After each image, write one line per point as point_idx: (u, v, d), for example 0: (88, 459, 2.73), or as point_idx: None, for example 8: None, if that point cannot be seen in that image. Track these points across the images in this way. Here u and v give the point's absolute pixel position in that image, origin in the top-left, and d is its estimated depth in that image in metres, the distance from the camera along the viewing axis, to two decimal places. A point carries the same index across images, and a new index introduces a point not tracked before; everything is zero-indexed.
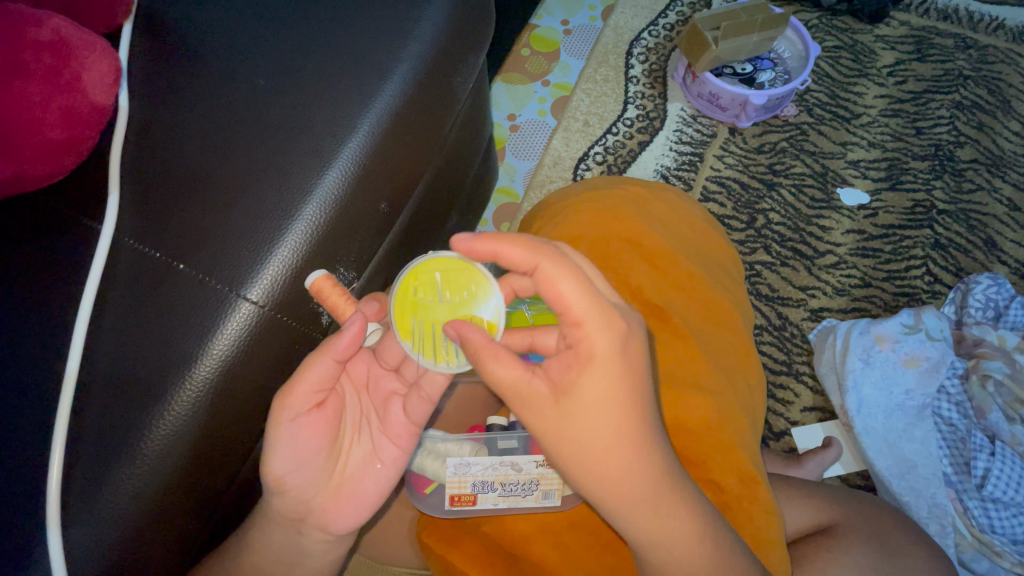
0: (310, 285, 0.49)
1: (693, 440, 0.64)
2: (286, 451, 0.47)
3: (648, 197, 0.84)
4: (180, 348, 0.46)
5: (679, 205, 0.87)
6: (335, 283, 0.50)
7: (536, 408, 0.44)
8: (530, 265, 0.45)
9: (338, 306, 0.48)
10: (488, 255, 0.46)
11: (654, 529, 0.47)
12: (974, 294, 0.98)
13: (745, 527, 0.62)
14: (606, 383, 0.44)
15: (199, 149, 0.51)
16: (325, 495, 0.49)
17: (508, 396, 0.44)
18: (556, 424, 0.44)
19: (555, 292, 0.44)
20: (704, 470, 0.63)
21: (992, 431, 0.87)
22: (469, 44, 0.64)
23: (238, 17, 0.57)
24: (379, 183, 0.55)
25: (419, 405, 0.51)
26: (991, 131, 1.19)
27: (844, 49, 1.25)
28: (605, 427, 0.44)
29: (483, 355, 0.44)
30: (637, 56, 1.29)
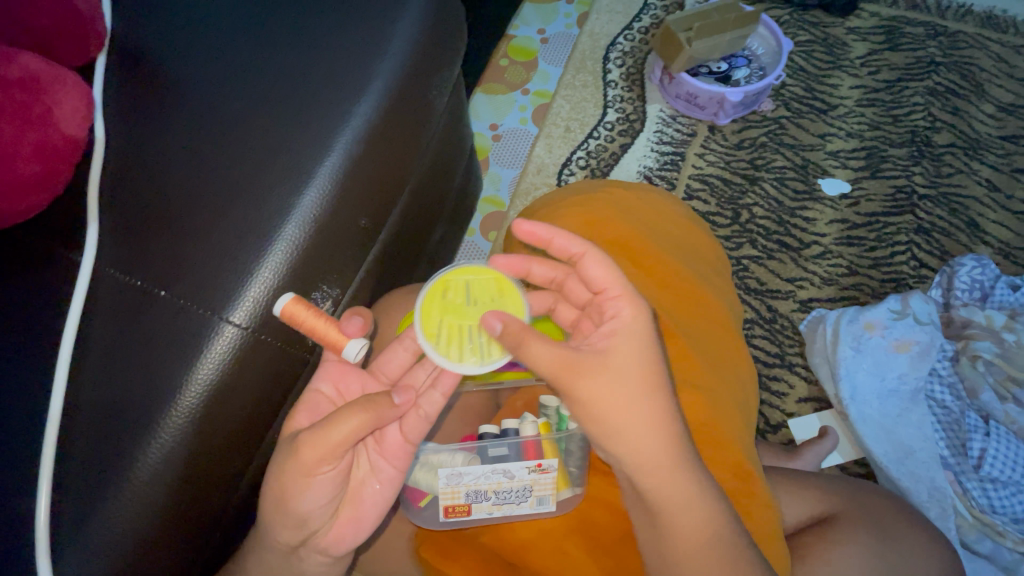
0: (281, 311, 0.48)
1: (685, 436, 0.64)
2: (318, 491, 0.47)
3: (633, 198, 0.85)
4: (164, 374, 0.46)
5: (664, 204, 0.88)
6: (306, 305, 0.49)
7: (582, 375, 0.47)
8: (576, 253, 0.54)
9: (318, 329, 0.48)
10: (543, 243, 0.55)
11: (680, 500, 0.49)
12: (960, 276, 0.99)
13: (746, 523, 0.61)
14: (641, 347, 0.50)
15: (176, 175, 0.51)
16: (328, 517, 0.50)
17: (558, 366, 0.47)
18: (602, 384, 0.48)
19: (590, 276, 0.53)
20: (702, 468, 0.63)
21: (986, 411, 0.88)
22: (443, 59, 0.65)
23: (212, 42, 0.57)
24: (360, 199, 0.56)
25: (416, 421, 0.51)
26: (966, 115, 1.20)
27: (816, 42, 1.27)
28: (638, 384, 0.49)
29: (524, 335, 0.48)
30: (614, 60, 1.30)
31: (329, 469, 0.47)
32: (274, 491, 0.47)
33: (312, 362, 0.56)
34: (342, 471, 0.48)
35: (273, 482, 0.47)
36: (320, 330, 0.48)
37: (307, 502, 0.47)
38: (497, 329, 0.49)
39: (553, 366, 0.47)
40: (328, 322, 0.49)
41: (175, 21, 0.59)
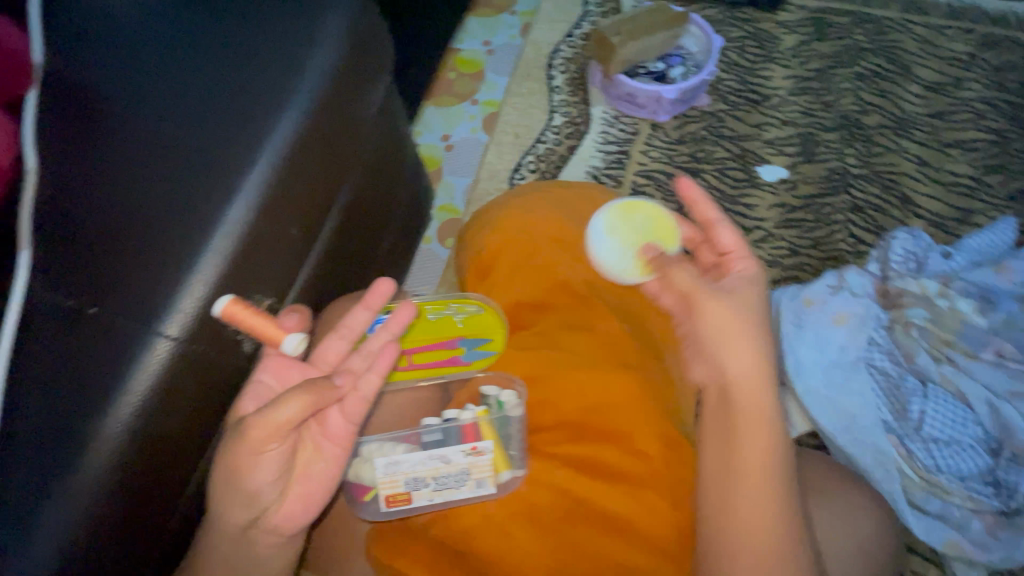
0: (220, 311, 0.52)
1: (635, 412, 0.63)
2: (262, 473, 0.48)
3: (572, 197, 0.89)
4: (98, 388, 0.47)
5: (603, 198, 0.91)
6: (244, 305, 0.53)
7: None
8: (728, 245, 0.61)
9: (257, 326, 0.52)
10: (709, 219, 0.61)
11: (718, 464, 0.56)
12: (894, 249, 1.02)
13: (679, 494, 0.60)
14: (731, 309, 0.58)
15: (106, 198, 0.53)
16: (278, 494, 0.51)
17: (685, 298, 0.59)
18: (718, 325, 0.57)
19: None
20: (651, 435, 0.62)
21: (924, 375, 0.92)
22: (368, 73, 0.68)
23: (138, 70, 0.60)
24: (289, 211, 0.59)
25: (354, 404, 0.53)
26: (893, 96, 1.26)
27: (749, 38, 1.33)
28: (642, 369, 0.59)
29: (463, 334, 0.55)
30: (558, 67, 1.35)
31: (278, 447, 0.49)
32: (222, 473, 0.48)
33: (246, 369, 0.59)
34: (287, 453, 0.50)
35: (220, 466, 0.48)
36: (260, 327, 0.53)
37: (257, 479, 0.48)
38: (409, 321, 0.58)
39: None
40: (267, 320, 0.54)
41: (102, 52, 0.61)
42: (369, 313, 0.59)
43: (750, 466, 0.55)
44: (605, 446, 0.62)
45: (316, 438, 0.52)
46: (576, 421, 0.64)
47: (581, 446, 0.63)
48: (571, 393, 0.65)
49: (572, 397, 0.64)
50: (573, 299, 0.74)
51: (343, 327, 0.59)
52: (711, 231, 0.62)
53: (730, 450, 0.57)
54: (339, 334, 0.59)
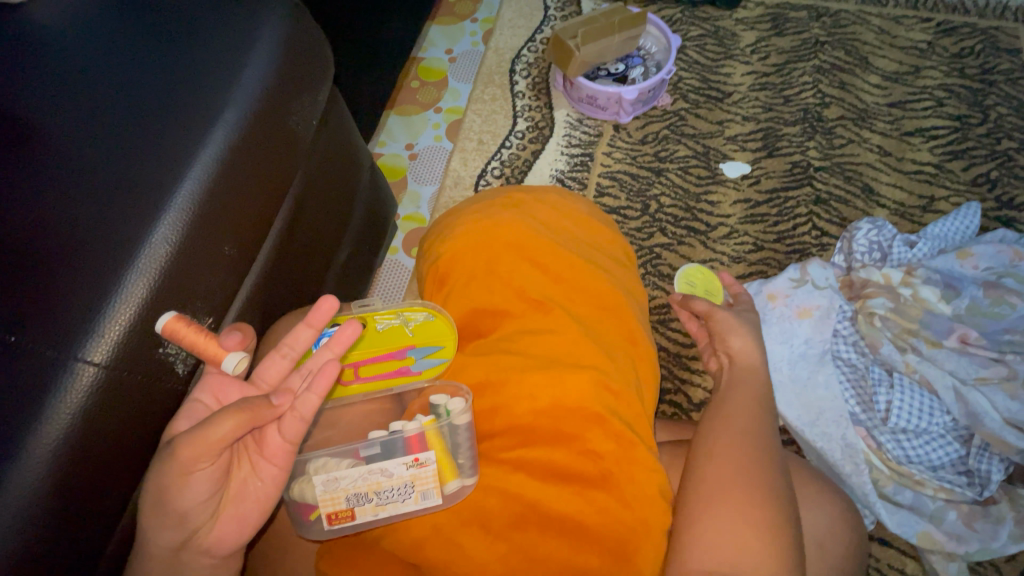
0: (161, 327, 0.51)
1: (584, 411, 0.62)
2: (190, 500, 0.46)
3: (532, 203, 0.89)
4: (17, 420, 0.46)
5: (562, 203, 0.93)
6: (189, 321, 0.52)
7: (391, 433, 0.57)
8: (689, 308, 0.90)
9: (197, 341, 0.51)
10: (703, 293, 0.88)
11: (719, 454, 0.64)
12: (857, 240, 1.03)
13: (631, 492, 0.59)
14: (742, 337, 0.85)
15: (26, 221, 0.51)
16: (209, 516, 0.48)
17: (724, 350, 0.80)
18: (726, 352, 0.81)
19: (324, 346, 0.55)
20: (598, 437, 0.61)
21: (889, 364, 0.92)
22: (307, 84, 0.67)
23: (64, 92, 0.58)
24: (223, 226, 0.57)
25: (292, 424, 0.51)
26: (853, 87, 1.27)
27: (708, 36, 1.33)
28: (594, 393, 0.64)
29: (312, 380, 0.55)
30: (520, 72, 1.35)
31: (207, 467, 0.47)
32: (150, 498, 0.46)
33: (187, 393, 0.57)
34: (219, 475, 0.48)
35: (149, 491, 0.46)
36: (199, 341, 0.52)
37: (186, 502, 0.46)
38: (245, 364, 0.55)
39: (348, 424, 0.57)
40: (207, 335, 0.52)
41: (25, 74, 0.59)
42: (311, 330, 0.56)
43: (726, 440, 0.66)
44: (557, 448, 0.61)
45: (253, 458, 0.50)
46: (527, 424, 0.62)
47: (531, 450, 0.61)
48: (523, 397, 0.63)
49: (523, 400, 0.63)
50: (526, 304, 0.72)
51: (283, 345, 0.56)
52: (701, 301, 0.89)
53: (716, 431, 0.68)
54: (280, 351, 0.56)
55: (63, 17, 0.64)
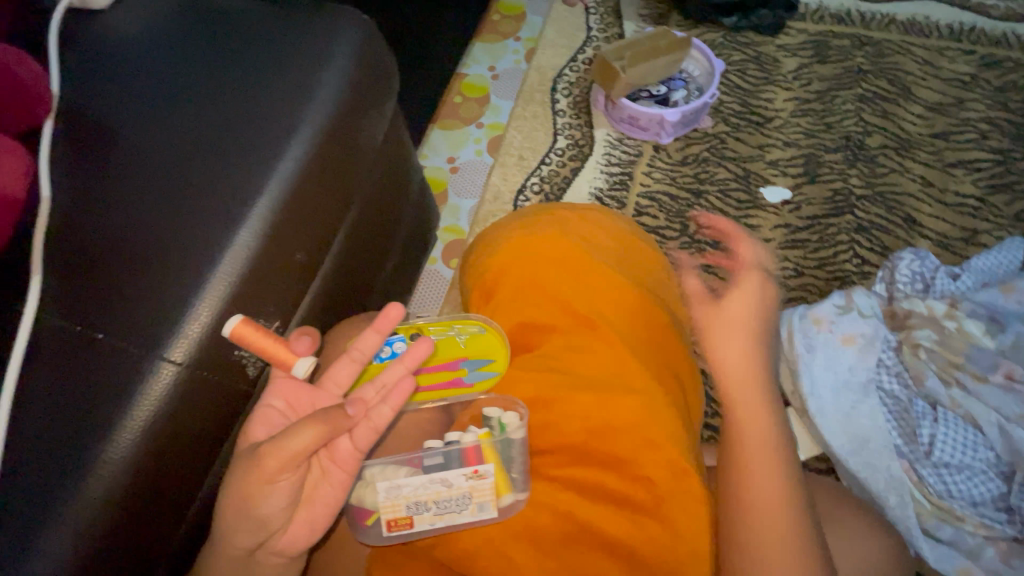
0: (229, 331, 0.51)
1: (636, 436, 0.64)
2: (267, 503, 0.49)
3: (575, 219, 0.89)
4: (103, 414, 0.48)
5: (604, 220, 0.92)
6: (254, 326, 0.52)
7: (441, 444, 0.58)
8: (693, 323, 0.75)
9: (266, 348, 0.51)
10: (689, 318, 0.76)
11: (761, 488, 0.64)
12: (900, 270, 1.02)
13: (681, 518, 0.60)
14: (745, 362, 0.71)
15: (119, 226, 0.55)
16: (285, 520, 0.51)
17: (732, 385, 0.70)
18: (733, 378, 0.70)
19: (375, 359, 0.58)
20: (647, 462, 0.62)
21: (935, 398, 0.90)
22: (374, 101, 0.70)
23: (154, 105, 0.62)
24: (294, 235, 0.59)
25: (366, 432, 0.52)
26: (895, 117, 1.27)
27: (750, 61, 1.34)
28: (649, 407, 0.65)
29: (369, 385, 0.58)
30: (561, 91, 1.37)
31: (287, 478, 0.49)
32: (230, 504, 0.49)
33: (252, 394, 0.59)
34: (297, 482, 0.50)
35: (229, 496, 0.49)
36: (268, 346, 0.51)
37: (261, 503, 0.48)
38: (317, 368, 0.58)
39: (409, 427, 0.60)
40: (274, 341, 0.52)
41: (117, 87, 0.63)
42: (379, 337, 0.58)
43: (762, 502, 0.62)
44: (609, 473, 0.63)
45: (323, 463, 0.52)
46: (580, 444, 0.64)
47: (585, 471, 0.63)
48: (575, 416, 0.65)
49: (575, 420, 0.65)
50: (574, 320, 0.73)
51: (352, 349, 0.59)
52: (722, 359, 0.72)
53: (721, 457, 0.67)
54: (348, 355, 0.58)
55: (149, 31, 0.68)
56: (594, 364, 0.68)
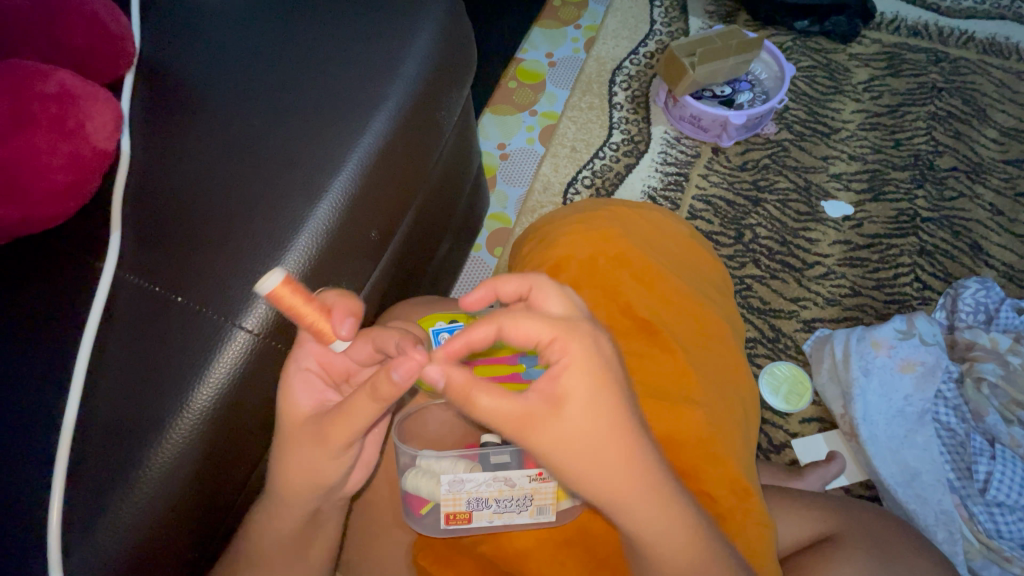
0: (264, 288, 0.41)
1: (686, 454, 0.62)
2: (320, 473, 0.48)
3: (626, 212, 0.80)
4: (180, 378, 0.48)
5: (648, 214, 0.82)
6: (294, 288, 0.42)
7: (540, 428, 0.43)
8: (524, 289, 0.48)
9: (302, 315, 0.43)
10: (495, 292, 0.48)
11: (647, 526, 0.47)
12: (963, 299, 0.99)
13: (741, 537, 0.60)
14: (591, 412, 0.44)
15: (199, 189, 0.54)
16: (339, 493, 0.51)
17: (510, 420, 0.42)
18: (555, 435, 0.43)
19: (521, 332, 0.45)
20: (696, 482, 0.61)
21: (992, 434, 0.88)
22: (453, 81, 0.67)
23: (235, 69, 0.60)
24: (369, 212, 0.58)
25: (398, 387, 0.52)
26: (968, 139, 1.21)
27: (819, 68, 1.30)
28: (605, 426, 0.44)
29: (472, 388, 0.42)
30: (620, 84, 1.31)
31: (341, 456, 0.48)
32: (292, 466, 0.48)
33: None
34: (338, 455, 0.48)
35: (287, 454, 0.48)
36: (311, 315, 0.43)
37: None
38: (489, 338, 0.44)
39: (506, 422, 0.43)
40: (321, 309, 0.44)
41: (197, 47, 0.62)
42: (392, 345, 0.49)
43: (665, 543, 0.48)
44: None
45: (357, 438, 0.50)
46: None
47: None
48: None
49: None
50: (633, 322, 0.69)
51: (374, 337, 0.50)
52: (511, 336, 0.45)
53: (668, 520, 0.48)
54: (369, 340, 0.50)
55: None
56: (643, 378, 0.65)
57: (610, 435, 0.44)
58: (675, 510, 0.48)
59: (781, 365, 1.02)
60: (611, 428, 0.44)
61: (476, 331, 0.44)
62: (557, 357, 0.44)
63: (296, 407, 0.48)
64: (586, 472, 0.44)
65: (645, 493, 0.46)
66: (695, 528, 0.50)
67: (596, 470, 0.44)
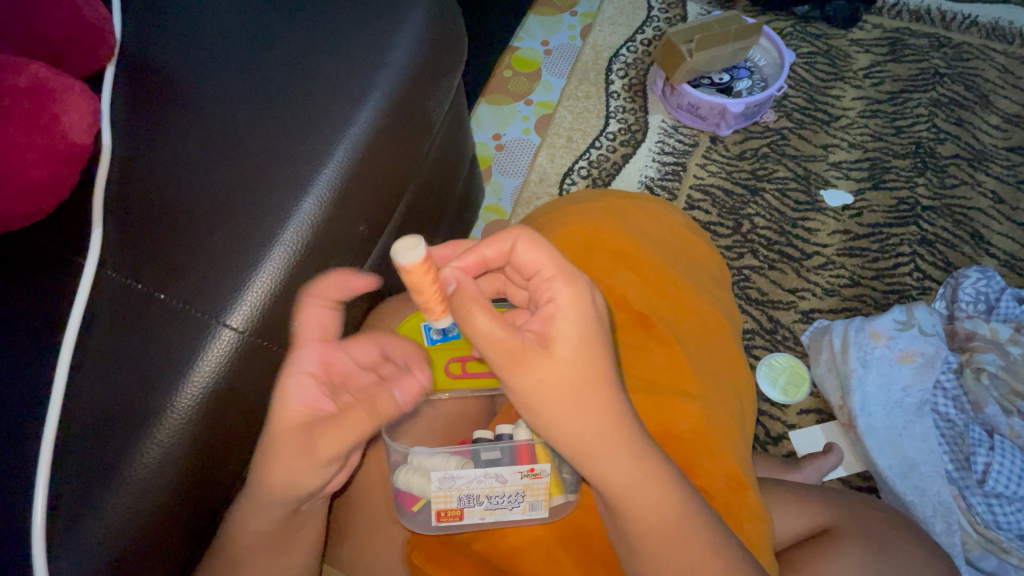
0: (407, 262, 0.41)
1: (681, 449, 0.61)
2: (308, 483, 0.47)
3: (623, 203, 0.79)
4: (163, 378, 0.47)
5: (645, 205, 0.81)
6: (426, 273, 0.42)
7: (523, 358, 0.44)
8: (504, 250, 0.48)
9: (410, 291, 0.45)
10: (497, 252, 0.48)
11: (617, 476, 0.48)
12: (964, 288, 0.98)
13: (739, 530, 0.59)
14: (577, 355, 0.45)
15: (182, 184, 0.53)
16: None
17: (497, 350, 0.44)
18: (540, 372, 0.45)
19: (528, 263, 0.48)
20: (692, 478, 0.60)
21: (991, 425, 0.87)
22: (443, 70, 0.66)
23: (219, 59, 0.59)
24: (357, 206, 0.57)
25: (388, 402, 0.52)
26: (970, 126, 1.19)
27: (819, 54, 1.27)
28: (584, 363, 0.46)
29: (474, 304, 0.44)
30: (617, 72, 1.29)
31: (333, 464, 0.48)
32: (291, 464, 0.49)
33: None
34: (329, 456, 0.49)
35: (282, 453, 0.49)
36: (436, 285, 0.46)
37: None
38: (452, 286, 0.45)
39: (492, 349, 0.44)
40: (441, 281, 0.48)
41: (178, 38, 0.60)
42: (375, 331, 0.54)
43: (647, 508, 0.49)
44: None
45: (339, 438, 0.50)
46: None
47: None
48: None
49: None
50: (628, 315, 0.68)
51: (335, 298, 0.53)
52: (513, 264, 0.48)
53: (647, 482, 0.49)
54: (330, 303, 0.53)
55: None
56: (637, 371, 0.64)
57: (586, 374, 0.46)
58: (647, 464, 0.49)
59: (779, 356, 1.01)
60: (591, 374, 0.46)
61: (488, 244, 0.48)
62: (551, 294, 0.46)
63: (286, 406, 0.49)
64: (561, 406, 0.45)
65: (617, 437, 0.47)
66: (664, 485, 0.49)
67: (571, 406, 0.45)
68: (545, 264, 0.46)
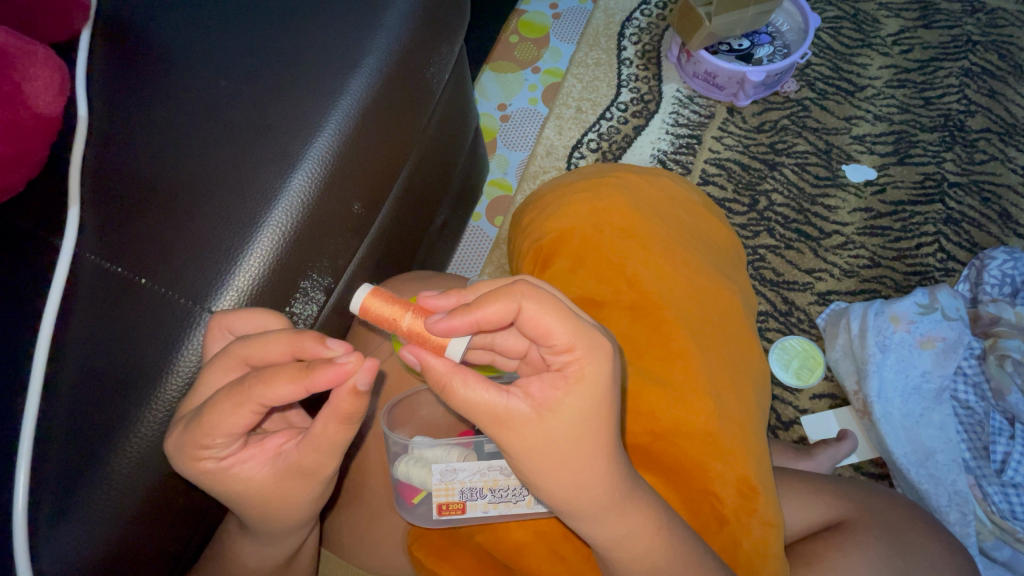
0: (358, 306, 0.45)
1: (691, 446, 0.59)
2: (293, 486, 0.43)
3: (639, 181, 0.74)
4: (147, 370, 0.44)
5: (666, 184, 0.77)
6: (377, 305, 0.45)
7: (514, 428, 0.40)
8: (512, 314, 0.41)
9: (396, 327, 0.45)
10: (505, 314, 0.41)
11: (604, 534, 0.46)
12: (989, 270, 0.93)
13: (744, 542, 0.57)
14: (574, 431, 0.41)
15: (164, 159, 0.49)
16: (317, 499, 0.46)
17: (485, 419, 0.40)
18: (533, 443, 0.41)
19: (539, 326, 0.41)
20: (701, 481, 0.58)
21: (1014, 415, 0.83)
22: (443, 35, 0.61)
23: (203, 23, 0.54)
24: (350, 183, 0.53)
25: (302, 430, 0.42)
26: (1003, 98, 1.12)
27: (845, 19, 1.19)
28: (581, 442, 0.42)
29: (448, 381, 0.40)
30: (630, 37, 1.21)
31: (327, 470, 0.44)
32: (247, 492, 0.42)
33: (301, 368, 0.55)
34: (300, 483, 0.43)
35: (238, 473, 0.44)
36: (401, 325, 0.45)
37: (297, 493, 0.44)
38: (417, 365, 0.41)
39: (479, 415, 0.41)
40: (410, 307, 0.46)
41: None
42: (295, 357, 0.41)
43: (633, 558, 0.47)
44: (675, 487, 0.58)
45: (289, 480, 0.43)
46: (644, 446, 0.59)
47: (648, 474, 0.59)
48: (643, 415, 0.60)
49: (642, 418, 0.60)
50: (639, 300, 0.64)
51: (245, 355, 0.41)
52: (523, 327, 0.42)
53: (637, 536, 0.47)
54: (236, 359, 0.41)
55: None
56: (644, 361, 0.62)
57: (583, 452, 0.42)
58: (642, 511, 0.47)
59: (792, 340, 0.98)
60: (587, 450, 0.42)
61: (488, 307, 0.41)
62: (563, 366, 0.41)
63: (237, 465, 0.42)
64: (551, 477, 0.42)
65: (611, 501, 0.45)
66: (661, 531, 0.48)
67: (564, 477, 0.42)
68: (559, 337, 0.40)
